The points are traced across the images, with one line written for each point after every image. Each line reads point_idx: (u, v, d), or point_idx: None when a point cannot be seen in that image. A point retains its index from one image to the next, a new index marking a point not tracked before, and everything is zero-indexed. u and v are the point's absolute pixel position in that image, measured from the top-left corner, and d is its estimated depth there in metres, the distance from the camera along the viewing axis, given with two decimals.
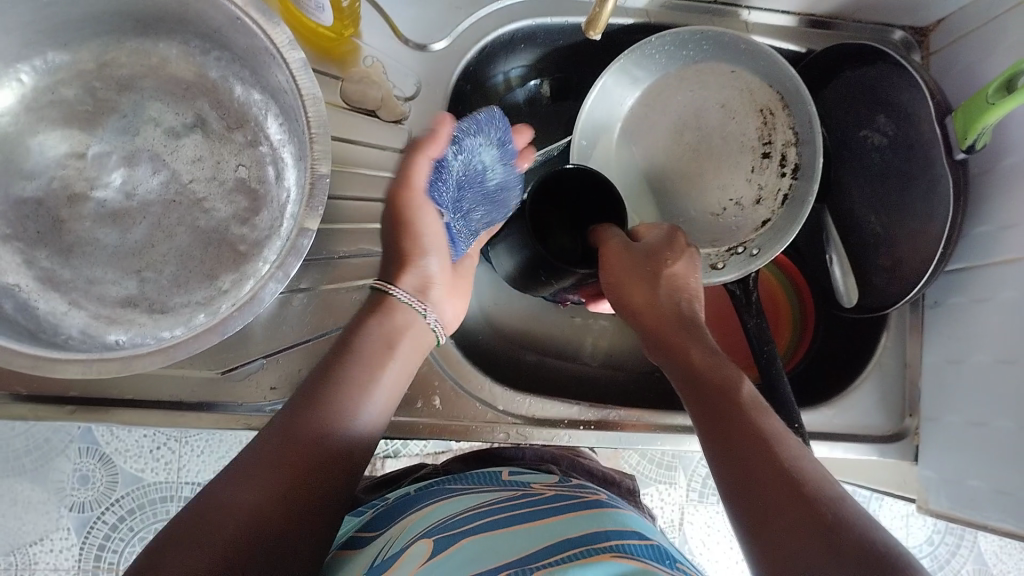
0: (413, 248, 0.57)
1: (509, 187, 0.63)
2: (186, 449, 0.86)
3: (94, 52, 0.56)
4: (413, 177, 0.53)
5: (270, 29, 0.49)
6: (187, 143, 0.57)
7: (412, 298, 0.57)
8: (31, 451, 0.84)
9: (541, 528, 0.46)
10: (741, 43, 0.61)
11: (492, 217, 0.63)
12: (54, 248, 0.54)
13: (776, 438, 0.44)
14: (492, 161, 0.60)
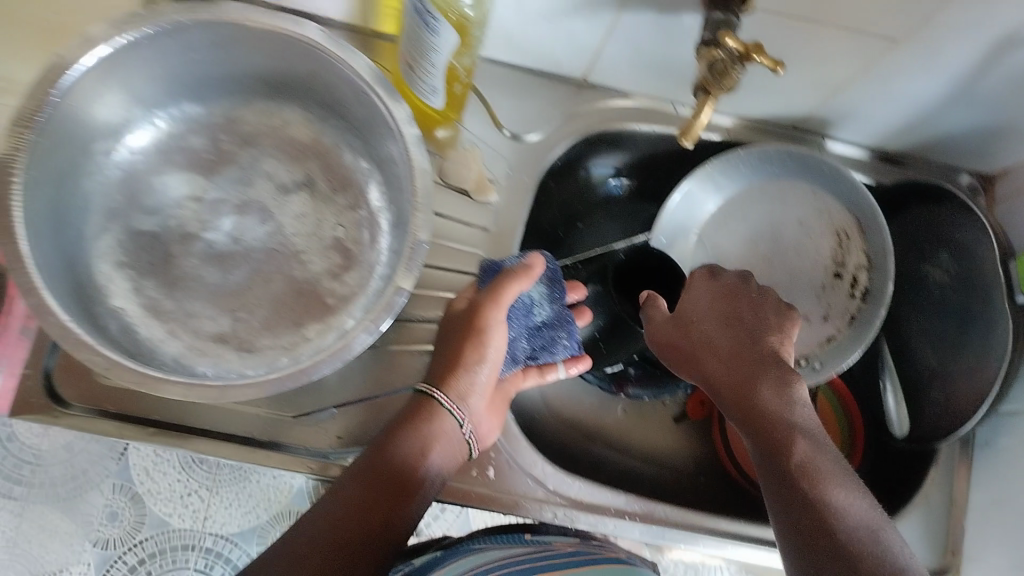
0: (470, 358, 0.57)
1: (560, 325, 0.62)
2: (215, 499, 0.86)
3: (226, 109, 0.62)
4: (501, 295, 0.57)
5: (393, 106, 0.55)
6: (293, 200, 0.62)
7: (453, 404, 0.56)
8: (66, 480, 0.85)
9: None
10: (824, 167, 0.65)
11: (538, 352, 0.62)
12: (161, 279, 0.58)
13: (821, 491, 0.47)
14: (542, 299, 0.61)
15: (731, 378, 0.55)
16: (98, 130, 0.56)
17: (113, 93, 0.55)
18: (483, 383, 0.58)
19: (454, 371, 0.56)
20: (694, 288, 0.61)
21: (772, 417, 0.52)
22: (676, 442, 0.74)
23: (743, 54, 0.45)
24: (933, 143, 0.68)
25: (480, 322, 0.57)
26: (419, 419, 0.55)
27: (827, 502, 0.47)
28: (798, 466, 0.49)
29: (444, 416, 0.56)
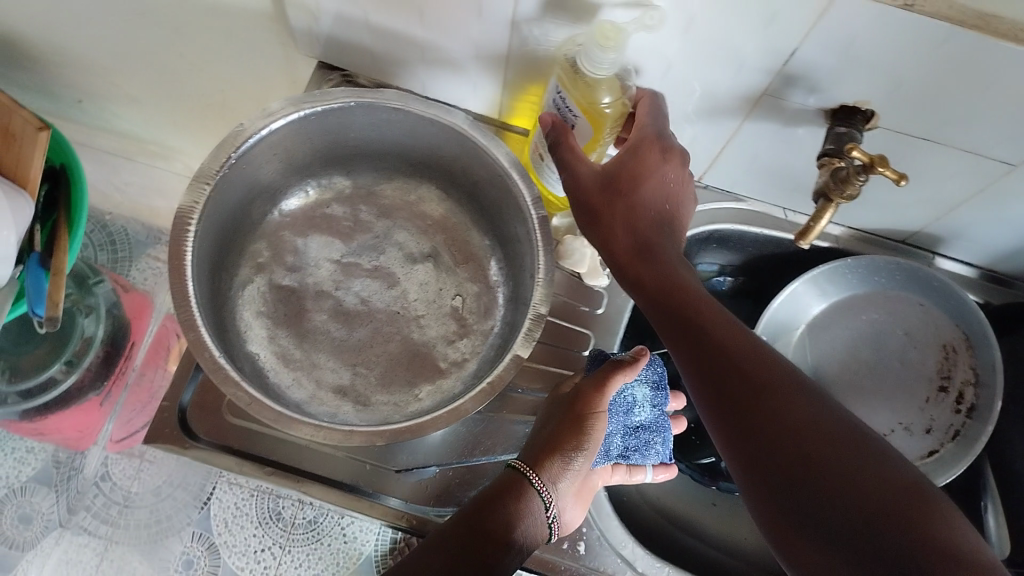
0: (569, 443, 0.56)
1: (656, 430, 0.64)
2: (286, 557, 0.92)
3: (368, 182, 0.68)
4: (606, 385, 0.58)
5: (526, 187, 0.58)
6: (419, 269, 0.66)
7: (546, 487, 0.54)
8: (153, 523, 1.00)
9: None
10: (934, 280, 0.66)
11: (630, 452, 0.63)
12: (293, 330, 0.63)
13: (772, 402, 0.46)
14: (643, 399, 0.63)
15: (700, 319, 0.49)
16: (257, 192, 0.63)
17: (276, 160, 0.62)
18: (576, 471, 0.56)
19: (552, 453, 0.55)
20: (639, 168, 0.52)
21: (741, 365, 0.48)
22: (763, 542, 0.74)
23: (867, 164, 0.48)
24: None
25: (585, 409, 0.57)
26: (511, 491, 0.54)
27: (805, 435, 0.44)
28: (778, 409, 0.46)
29: (532, 498, 0.54)
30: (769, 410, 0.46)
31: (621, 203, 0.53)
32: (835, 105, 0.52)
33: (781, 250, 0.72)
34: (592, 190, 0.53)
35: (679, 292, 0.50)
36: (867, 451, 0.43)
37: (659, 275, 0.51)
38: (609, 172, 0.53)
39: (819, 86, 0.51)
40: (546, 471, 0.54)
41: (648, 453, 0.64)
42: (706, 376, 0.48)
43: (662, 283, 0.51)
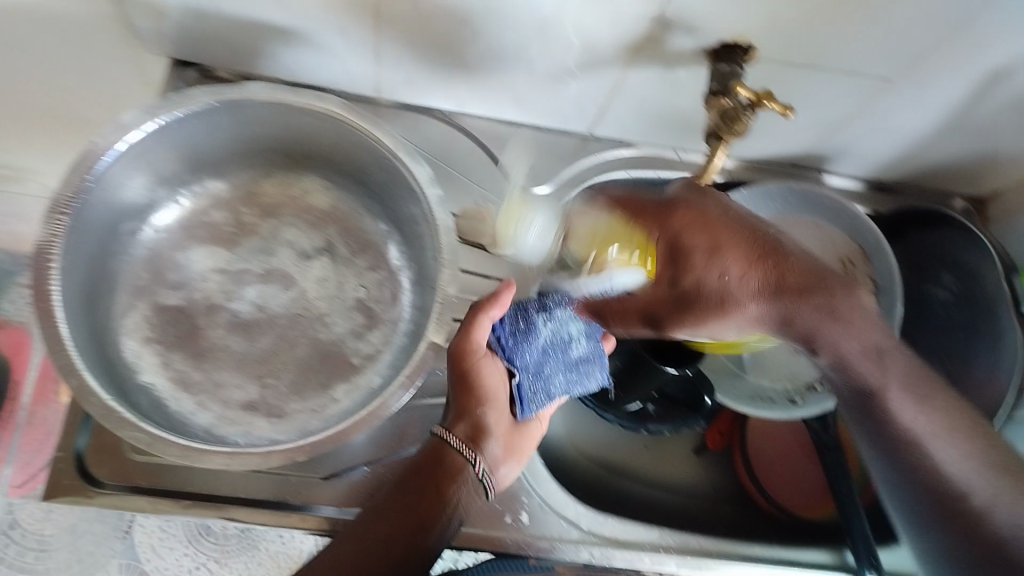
0: (471, 399, 0.56)
1: (595, 360, 0.62)
2: None
3: (244, 181, 0.64)
4: (474, 331, 0.57)
5: (414, 167, 0.56)
6: (315, 265, 0.63)
7: (465, 445, 0.54)
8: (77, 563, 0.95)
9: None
10: (827, 198, 0.69)
11: (572, 387, 0.62)
12: (189, 352, 0.59)
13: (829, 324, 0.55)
14: (580, 335, 0.61)
15: (851, 323, 0.55)
16: (123, 211, 0.58)
17: (139, 174, 0.57)
18: (493, 425, 0.57)
19: (456, 415, 0.56)
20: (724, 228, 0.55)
21: (887, 369, 0.54)
22: (697, 477, 0.76)
23: (755, 101, 0.49)
24: (927, 170, 0.70)
25: (463, 363, 0.57)
26: (428, 466, 0.52)
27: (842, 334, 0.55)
28: (903, 426, 0.52)
29: (456, 463, 0.53)
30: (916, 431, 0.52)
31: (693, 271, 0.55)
32: (712, 45, 0.52)
33: None
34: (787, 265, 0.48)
35: (802, 291, 0.55)
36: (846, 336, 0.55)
37: (763, 301, 0.55)
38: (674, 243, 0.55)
39: (696, 25, 0.50)
40: (459, 430, 0.55)
41: (575, 383, 0.62)
42: (826, 301, 0.55)
43: (833, 296, 0.55)
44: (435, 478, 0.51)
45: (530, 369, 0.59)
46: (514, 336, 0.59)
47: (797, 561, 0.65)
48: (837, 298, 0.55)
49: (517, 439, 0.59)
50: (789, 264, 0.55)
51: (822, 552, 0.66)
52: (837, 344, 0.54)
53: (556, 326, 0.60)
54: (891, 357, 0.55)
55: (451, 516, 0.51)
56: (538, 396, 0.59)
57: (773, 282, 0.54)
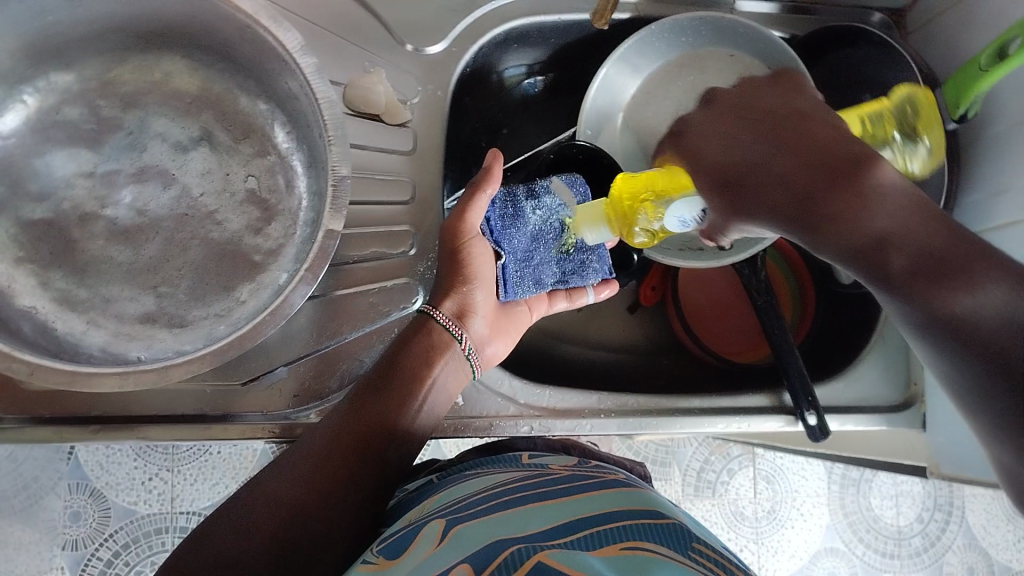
0: (461, 280, 0.56)
1: (591, 250, 0.61)
2: (179, 477, 0.90)
3: (98, 70, 0.56)
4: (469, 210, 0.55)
5: (283, 35, 0.50)
6: (195, 157, 0.57)
7: (451, 322, 0.55)
8: (19, 491, 0.87)
9: (553, 509, 0.46)
10: (740, 28, 0.63)
11: (568, 276, 0.62)
12: (68, 268, 0.53)
13: (853, 175, 0.40)
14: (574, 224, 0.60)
15: (862, 196, 0.39)
16: None
17: None
18: (481, 304, 0.58)
19: (445, 293, 0.56)
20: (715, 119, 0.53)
21: (900, 244, 0.36)
22: (630, 336, 0.75)
23: None
24: None
25: (457, 242, 0.55)
26: (416, 344, 0.54)
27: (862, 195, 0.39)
28: (942, 304, 0.33)
29: (444, 341, 0.55)
30: (977, 319, 0.32)
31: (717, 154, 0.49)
32: None
33: (583, 33, 0.67)
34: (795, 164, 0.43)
35: (781, 181, 0.43)
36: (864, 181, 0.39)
37: (768, 142, 0.45)
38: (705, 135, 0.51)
39: None
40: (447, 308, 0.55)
41: (577, 275, 0.62)
42: (807, 138, 0.43)
43: (824, 169, 0.41)
44: (404, 375, 0.52)
45: (520, 257, 0.59)
46: (503, 220, 0.58)
47: (737, 408, 0.65)
48: (839, 172, 0.40)
49: (508, 319, 0.61)
50: (766, 164, 0.44)
51: (760, 395, 0.66)
52: (849, 234, 0.39)
53: (547, 214, 0.59)
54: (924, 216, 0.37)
55: (430, 401, 0.54)
56: (524, 281, 0.59)
57: (734, 176, 0.47)
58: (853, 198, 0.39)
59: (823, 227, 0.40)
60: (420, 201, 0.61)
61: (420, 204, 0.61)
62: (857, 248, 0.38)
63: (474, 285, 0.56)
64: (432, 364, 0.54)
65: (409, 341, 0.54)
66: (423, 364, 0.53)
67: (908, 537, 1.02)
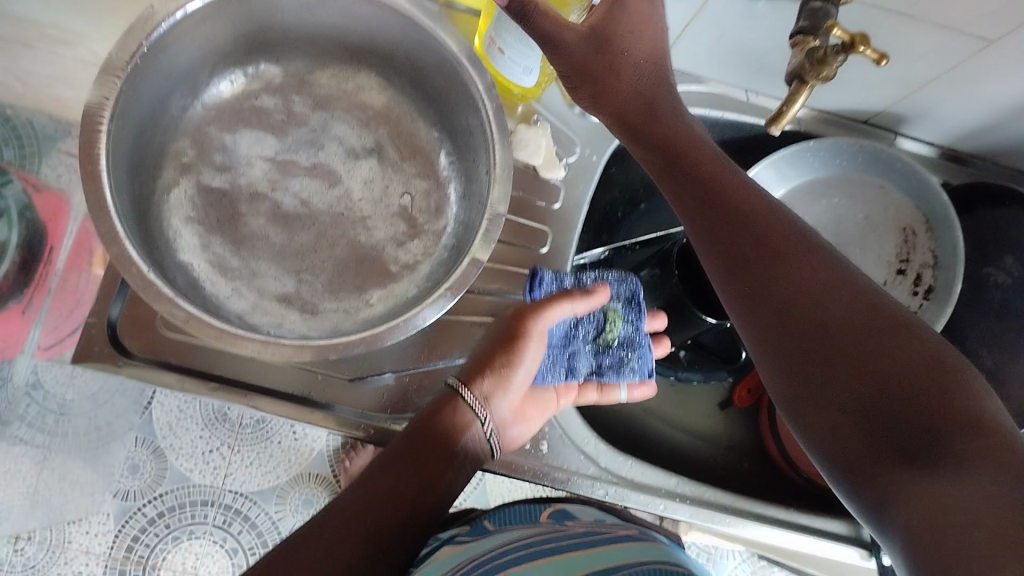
0: (504, 361, 0.55)
1: (632, 347, 0.62)
2: (236, 457, 0.89)
3: (301, 69, 0.62)
4: (545, 309, 0.56)
5: (478, 75, 0.54)
6: (362, 165, 0.62)
7: (480, 403, 0.55)
8: (92, 432, 0.86)
9: (567, 564, 0.52)
10: (898, 161, 0.65)
11: (604, 369, 0.62)
12: (229, 237, 0.58)
13: (761, 232, 0.47)
14: (616, 316, 0.61)
15: (778, 268, 0.46)
16: (175, 84, 0.57)
17: (194, 46, 0.56)
18: (516, 389, 0.56)
19: (485, 371, 0.55)
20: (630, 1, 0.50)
21: (808, 293, 0.44)
22: (714, 431, 0.75)
23: (848, 44, 0.47)
24: (1005, 147, 0.67)
25: (517, 329, 0.55)
26: (440, 418, 0.54)
27: (769, 245, 0.46)
28: (850, 347, 0.41)
29: (465, 416, 0.54)
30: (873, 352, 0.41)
31: (607, 60, 0.50)
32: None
33: (743, 134, 0.70)
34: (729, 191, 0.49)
35: (742, 243, 0.47)
36: (798, 284, 0.45)
37: (731, 196, 0.49)
38: (598, 31, 0.49)
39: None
40: (481, 387, 0.54)
41: (609, 372, 0.62)
42: (715, 208, 0.49)
43: (744, 237, 0.47)
44: (433, 440, 0.53)
45: (556, 341, 0.60)
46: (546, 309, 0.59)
47: (811, 528, 0.64)
48: (737, 224, 0.48)
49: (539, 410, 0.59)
50: (762, 229, 0.47)
51: (837, 521, 0.65)
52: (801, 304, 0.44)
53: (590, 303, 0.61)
54: (798, 249, 0.46)
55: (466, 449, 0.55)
56: (554, 368, 0.60)
57: (715, 207, 0.49)
58: (776, 261, 0.46)
59: (808, 342, 0.43)
60: (552, 253, 0.64)
61: (552, 256, 0.64)
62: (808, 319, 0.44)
63: (515, 373, 0.55)
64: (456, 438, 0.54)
65: (437, 422, 0.54)
66: (451, 431, 0.54)
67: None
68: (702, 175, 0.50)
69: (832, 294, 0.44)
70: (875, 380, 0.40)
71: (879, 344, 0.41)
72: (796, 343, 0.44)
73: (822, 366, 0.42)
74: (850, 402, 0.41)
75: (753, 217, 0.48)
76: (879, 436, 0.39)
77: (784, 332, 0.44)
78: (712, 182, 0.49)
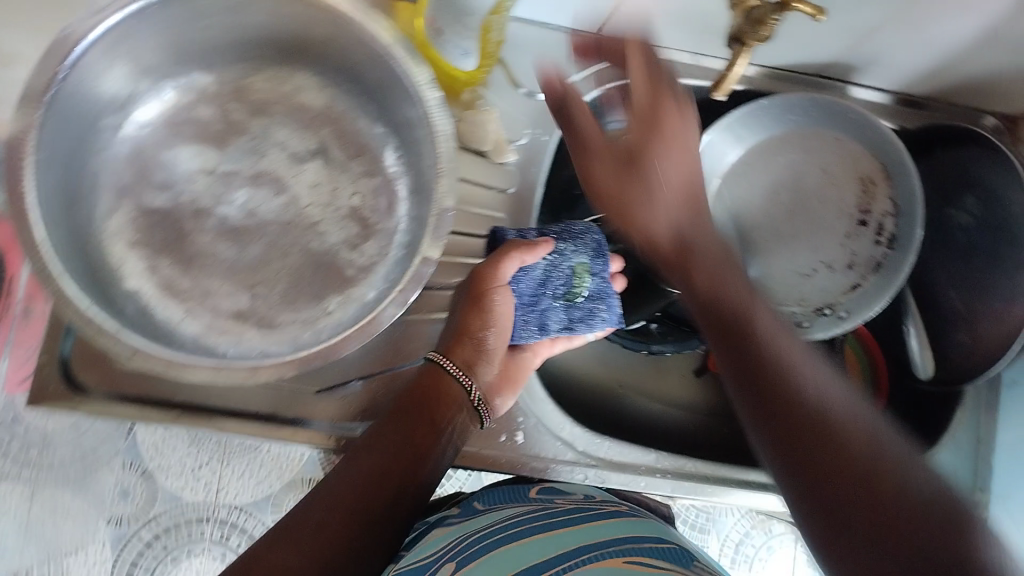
0: (476, 324, 0.56)
1: (599, 299, 0.60)
2: None
3: (236, 76, 0.60)
4: (501, 264, 0.55)
5: (413, 69, 0.53)
6: (308, 168, 0.60)
7: (460, 371, 0.55)
8: None
9: (545, 545, 0.47)
10: (848, 111, 0.65)
11: (574, 324, 0.60)
12: (177, 258, 0.56)
13: (757, 334, 0.49)
14: (584, 270, 0.59)
15: (769, 362, 0.47)
16: (103, 106, 0.55)
17: (120, 66, 0.53)
18: (493, 352, 0.58)
19: (462, 338, 0.56)
20: (663, 116, 0.51)
21: (794, 387, 0.45)
22: (695, 397, 0.74)
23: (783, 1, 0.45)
24: (959, 87, 0.66)
25: (480, 290, 0.56)
26: (425, 395, 0.54)
27: (760, 350, 0.48)
28: (829, 436, 0.42)
29: (449, 387, 0.55)
30: (853, 444, 0.41)
31: (637, 183, 0.51)
32: None
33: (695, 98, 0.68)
34: (719, 296, 0.51)
35: (736, 344, 0.49)
36: (787, 377, 0.46)
37: (720, 298, 0.51)
38: (643, 108, 0.52)
39: None
40: (459, 354, 0.56)
41: (579, 327, 0.61)
42: (713, 308, 0.51)
43: (736, 339, 0.49)
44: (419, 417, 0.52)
45: (524, 300, 0.59)
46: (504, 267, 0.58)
47: None
48: (733, 328, 0.49)
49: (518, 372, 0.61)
50: (754, 337, 0.49)
51: None
52: (784, 390, 0.45)
53: (555, 260, 0.59)
54: (785, 373, 0.46)
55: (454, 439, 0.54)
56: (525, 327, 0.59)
57: (712, 311, 0.51)
58: (764, 354, 0.47)
59: (790, 424, 0.44)
60: None
61: None
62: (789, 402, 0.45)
63: (489, 333, 0.57)
64: (446, 412, 0.54)
65: (421, 399, 0.54)
66: (439, 408, 0.54)
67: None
68: (701, 265, 0.52)
69: (823, 399, 0.45)
70: (847, 470, 0.40)
71: (854, 436, 0.42)
72: (777, 424, 0.44)
73: (799, 450, 0.42)
74: (818, 486, 0.41)
75: (744, 334, 0.49)
76: (842, 532, 0.39)
77: (768, 411, 0.45)
78: (706, 270, 0.51)
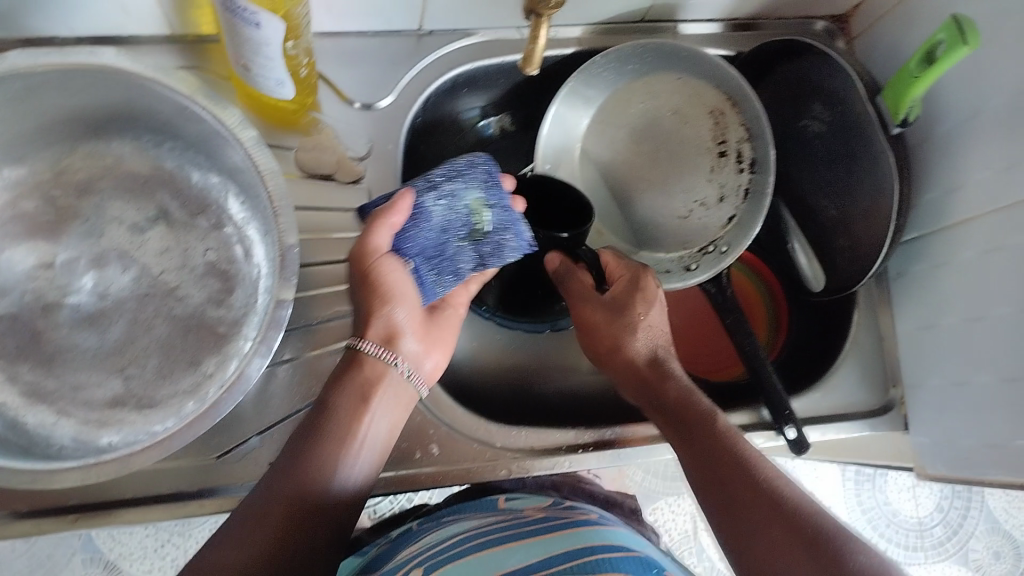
0: (379, 304, 0.52)
1: (504, 228, 0.54)
2: (191, 542, 0.81)
3: (50, 161, 0.57)
4: (373, 238, 0.51)
5: (221, 112, 0.52)
6: (151, 237, 0.58)
7: (380, 349, 0.53)
8: (35, 569, 0.78)
9: (500, 560, 0.46)
10: (682, 52, 0.65)
11: (487, 259, 0.55)
12: (35, 360, 0.54)
13: (688, 397, 0.56)
14: (481, 204, 0.53)
15: (704, 415, 0.54)
16: None
17: None
18: (406, 322, 0.54)
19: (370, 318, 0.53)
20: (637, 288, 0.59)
21: (731, 441, 0.52)
22: None
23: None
24: (780, 0, 0.67)
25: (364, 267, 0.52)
26: (348, 387, 0.51)
27: (706, 416, 0.54)
28: (758, 486, 0.49)
29: (368, 372, 0.52)
30: (780, 492, 0.48)
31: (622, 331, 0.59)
32: None
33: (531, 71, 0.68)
34: (646, 366, 0.58)
35: (674, 405, 0.55)
36: (718, 432, 0.52)
37: (656, 364, 0.58)
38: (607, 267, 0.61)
39: None
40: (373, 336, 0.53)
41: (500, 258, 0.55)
42: (653, 381, 0.57)
43: (669, 397, 0.56)
44: (337, 426, 0.50)
45: (430, 254, 0.54)
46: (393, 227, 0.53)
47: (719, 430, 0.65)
48: (672, 395, 0.56)
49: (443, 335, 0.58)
50: (693, 406, 0.55)
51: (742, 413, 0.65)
52: (728, 446, 0.51)
53: (449, 201, 0.53)
54: (712, 423, 0.53)
55: (370, 443, 0.52)
56: (441, 278, 0.55)
57: (652, 371, 0.58)
58: (705, 414, 0.54)
59: (733, 471, 0.50)
60: None
61: None
62: (730, 460, 0.51)
63: (394, 304, 0.53)
64: (365, 409, 0.51)
65: (341, 405, 0.51)
66: (360, 409, 0.51)
67: (929, 527, 0.88)
68: (648, 365, 0.58)
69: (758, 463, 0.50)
70: (771, 515, 0.47)
71: (777, 487, 0.48)
72: (720, 471, 0.50)
73: (736, 484, 0.49)
74: (746, 520, 0.47)
75: (694, 403, 0.55)
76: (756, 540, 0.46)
77: (702, 466, 0.51)
78: (651, 374, 0.58)
